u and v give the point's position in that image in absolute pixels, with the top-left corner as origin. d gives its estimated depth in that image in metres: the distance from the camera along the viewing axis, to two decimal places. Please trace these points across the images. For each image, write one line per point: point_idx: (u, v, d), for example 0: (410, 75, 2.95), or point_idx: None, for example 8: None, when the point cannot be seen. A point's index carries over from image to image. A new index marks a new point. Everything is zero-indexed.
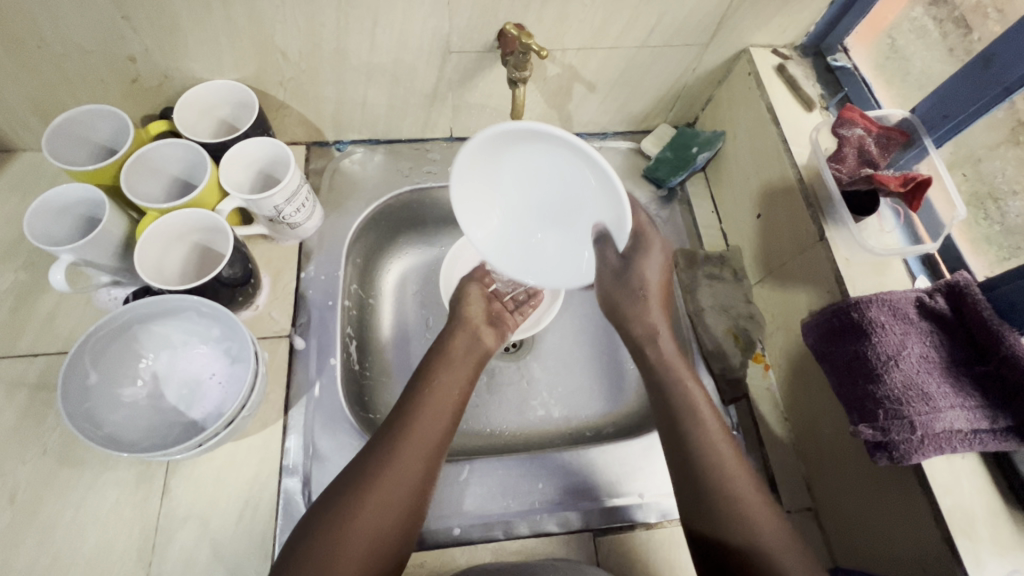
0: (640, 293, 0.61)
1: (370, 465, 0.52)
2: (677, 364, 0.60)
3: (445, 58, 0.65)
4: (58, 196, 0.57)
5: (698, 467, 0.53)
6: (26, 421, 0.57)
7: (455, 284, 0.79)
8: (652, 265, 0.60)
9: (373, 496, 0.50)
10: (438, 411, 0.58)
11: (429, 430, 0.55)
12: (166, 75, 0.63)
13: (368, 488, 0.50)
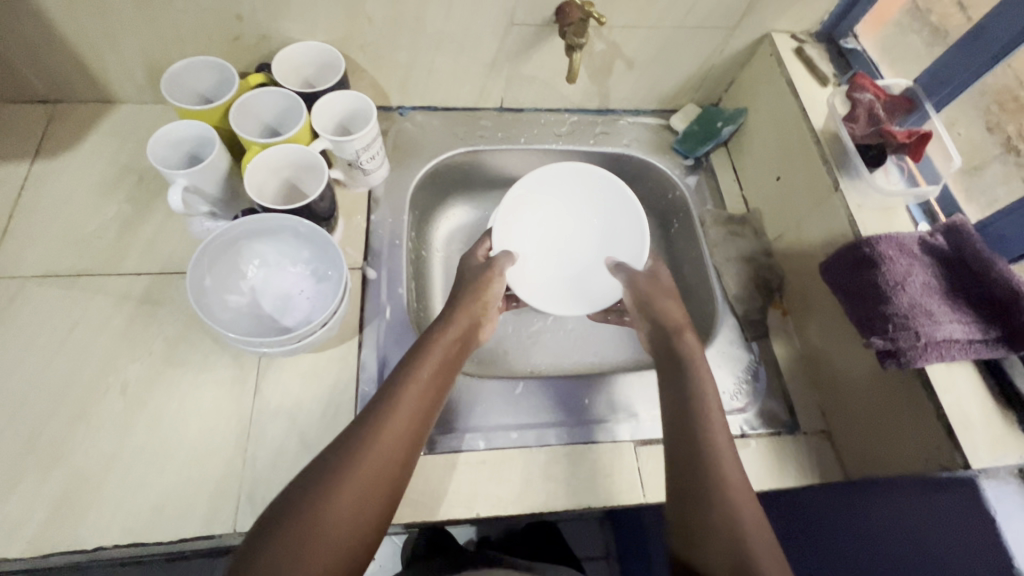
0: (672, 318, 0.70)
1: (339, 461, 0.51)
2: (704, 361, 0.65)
3: (507, 30, 0.75)
4: (175, 130, 0.66)
5: (703, 465, 0.55)
6: (134, 326, 0.65)
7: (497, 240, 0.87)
8: (675, 309, 0.71)
9: (344, 499, 0.48)
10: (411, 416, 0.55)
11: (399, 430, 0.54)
12: (266, 35, 0.72)
13: (336, 489, 0.49)
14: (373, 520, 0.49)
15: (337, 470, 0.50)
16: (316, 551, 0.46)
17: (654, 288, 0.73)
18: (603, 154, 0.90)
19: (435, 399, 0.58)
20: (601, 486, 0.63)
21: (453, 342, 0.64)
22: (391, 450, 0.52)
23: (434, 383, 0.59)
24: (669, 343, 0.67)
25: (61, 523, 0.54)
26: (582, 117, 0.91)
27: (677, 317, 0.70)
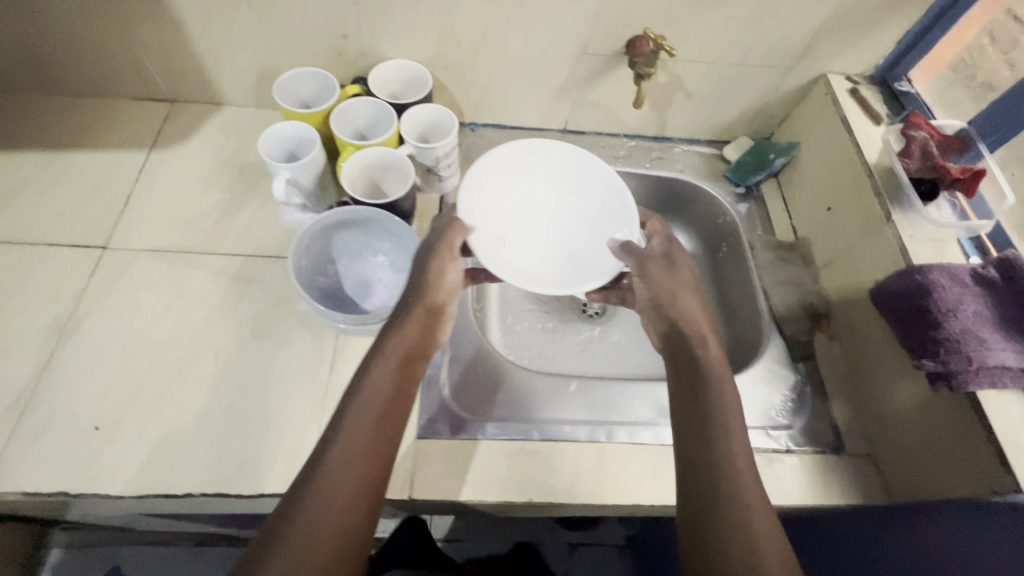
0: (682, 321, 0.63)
1: (281, 526, 0.46)
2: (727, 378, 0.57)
3: (580, 58, 0.82)
4: (282, 129, 0.74)
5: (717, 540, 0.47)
6: (228, 299, 0.72)
7: None
8: (693, 301, 0.64)
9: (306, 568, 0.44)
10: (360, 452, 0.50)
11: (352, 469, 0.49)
12: (364, 52, 0.80)
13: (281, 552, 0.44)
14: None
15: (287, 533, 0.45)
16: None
17: (671, 282, 0.65)
18: (657, 178, 0.95)
19: (394, 425, 0.53)
20: (648, 485, 0.65)
21: (399, 352, 0.58)
22: (343, 502, 0.48)
23: (385, 411, 0.53)
24: (689, 350, 0.60)
25: (156, 468, 0.60)
26: (639, 142, 0.97)
27: (694, 324, 0.62)
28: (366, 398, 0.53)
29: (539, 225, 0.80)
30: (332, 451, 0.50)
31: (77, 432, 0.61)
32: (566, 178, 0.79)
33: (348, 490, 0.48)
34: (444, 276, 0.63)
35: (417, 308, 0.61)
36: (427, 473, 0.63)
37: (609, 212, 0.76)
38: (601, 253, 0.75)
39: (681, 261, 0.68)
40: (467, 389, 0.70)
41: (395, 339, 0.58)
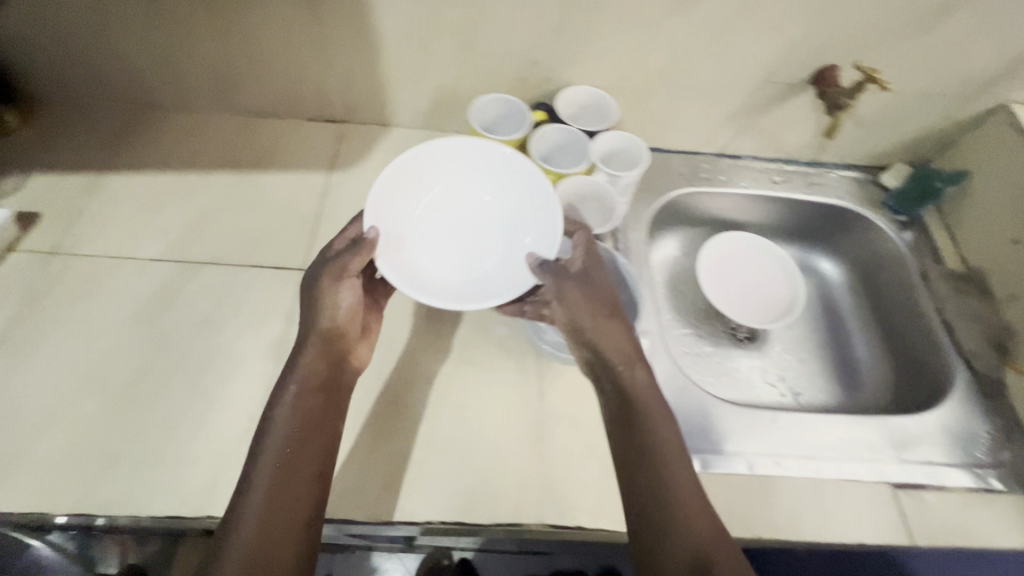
0: (624, 355, 0.61)
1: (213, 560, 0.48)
2: (652, 402, 0.59)
3: (761, 86, 0.82)
4: (481, 156, 0.76)
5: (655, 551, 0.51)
6: (430, 324, 0.73)
7: (706, 281, 0.94)
8: (615, 330, 0.62)
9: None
10: (299, 471, 0.53)
11: (301, 491, 0.52)
12: (549, 78, 0.81)
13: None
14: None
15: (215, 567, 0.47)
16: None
17: (588, 307, 0.63)
18: (815, 203, 0.95)
19: (299, 455, 0.54)
20: (868, 523, 0.65)
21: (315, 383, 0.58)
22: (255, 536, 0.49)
23: (297, 443, 0.54)
24: (613, 375, 0.60)
25: (393, 494, 0.61)
26: (795, 167, 0.96)
27: (614, 357, 0.61)
28: (275, 433, 0.54)
29: (450, 229, 0.74)
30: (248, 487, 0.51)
31: None
32: (456, 178, 0.74)
33: (279, 525, 0.50)
34: (338, 301, 0.62)
35: (311, 338, 0.61)
36: None
37: (520, 218, 0.72)
38: (498, 268, 0.71)
39: (597, 278, 0.65)
40: (674, 418, 0.70)
41: (300, 368, 0.59)
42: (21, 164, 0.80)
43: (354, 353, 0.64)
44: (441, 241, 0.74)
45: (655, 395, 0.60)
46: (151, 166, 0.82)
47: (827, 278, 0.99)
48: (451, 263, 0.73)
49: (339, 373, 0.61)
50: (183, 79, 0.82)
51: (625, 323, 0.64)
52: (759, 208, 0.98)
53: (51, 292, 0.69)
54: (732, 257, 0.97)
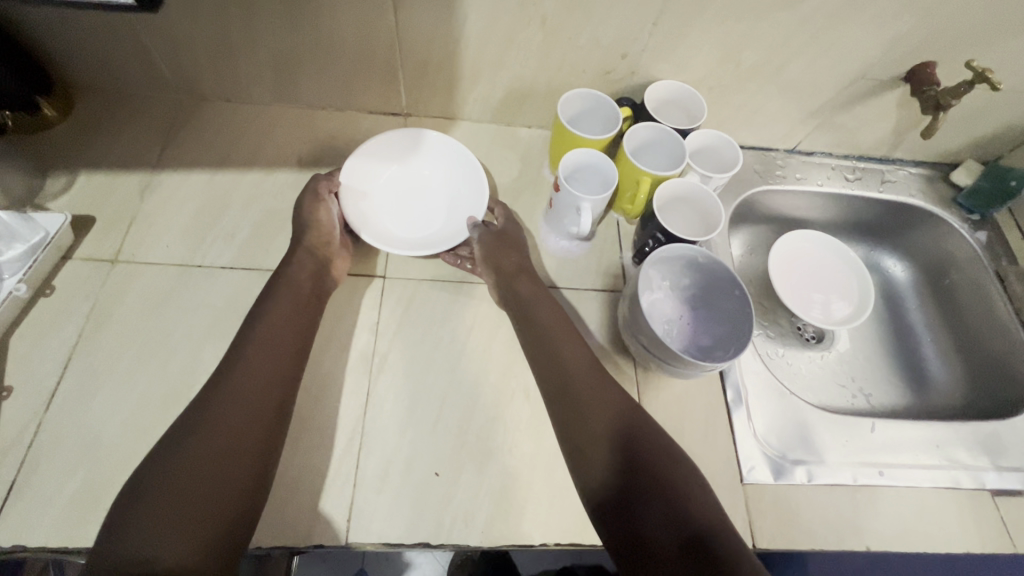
0: (516, 270, 0.68)
1: (187, 424, 0.49)
2: (555, 310, 0.65)
3: (852, 83, 0.79)
4: (572, 158, 0.72)
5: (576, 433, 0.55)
6: None
7: (780, 285, 0.92)
8: (511, 256, 0.69)
9: (181, 454, 0.47)
10: (272, 357, 0.55)
11: (263, 376, 0.54)
12: (635, 72, 0.77)
13: (196, 446, 0.48)
14: (245, 479, 0.48)
15: (190, 431, 0.49)
16: (202, 515, 0.45)
17: (494, 241, 0.69)
18: (887, 201, 0.94)
19: (278, 348, 0.56)
20: (971, 531, 0.65)
21: (305, 292, 0.62)
22: (226, 409, 0.50)
23: (288, 341, 0.57)
24: (512, 289, 0.67)
25: (506, 516, 0.59)
26: (868, 164, 0.94)
27: (510, 273, 0.68)
28: (264, 326, 0.57)
29: (432, 199, 0.76)
30: (233, 368, 0.54)
31: (418, 477, 0.59)
32: (441, 160, 0.77)
33: (251, 403, 0.52)
34: (317, 218, 0.67)
35: (299, 250, 0.64)
36: (764, 521, 0.62)
37: (461, 191, 0.76)
38: (444, 230, 0.73)
39: (510, 227, 0.72)
40: (776, 431, 0.68)
41: (290, 275, 0.62)
42: (68, 161, 0.74)
43: (334, 265, 0.67)
44: (404, 207, 0.75)
45: (548, 302, 0.66)
46: (207, 163, 0.76)
47: (893, 278, 0.98)
48: (399, 221, 0.73)
49: (320, 285, 0.64)
50: (240, 69, 0.76)
51: (522, 252, 0.70)
52: (829, 205, 0.96)
53: (119, 306, 0.65)
54: (804, 253, 0.96)
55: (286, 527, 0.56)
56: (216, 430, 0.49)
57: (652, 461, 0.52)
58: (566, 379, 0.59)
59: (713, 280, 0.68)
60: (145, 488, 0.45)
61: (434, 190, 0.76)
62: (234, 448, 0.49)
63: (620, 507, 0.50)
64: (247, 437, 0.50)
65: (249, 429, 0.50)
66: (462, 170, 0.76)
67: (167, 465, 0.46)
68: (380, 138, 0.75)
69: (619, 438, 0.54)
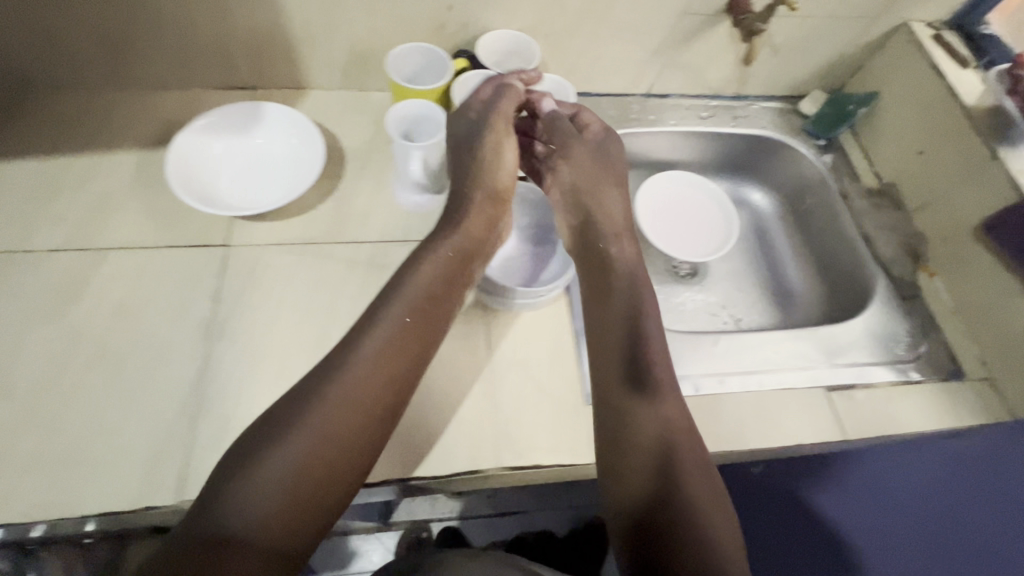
0: (614, 232, 0.73)
1: (288, 408, 0.52)
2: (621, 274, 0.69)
3: (680, 19, 0.82)
4: (403, 109, 0.72)
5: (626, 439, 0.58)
6: (369, 287, 0.71)
7: (646, 225, 0.95)
8: (609, 197, 0.76)
9: (281, 450, 0.49)
10: (393, 359, 0.57)
11: (381, 376, 0.55)
12: (468, 24, 0.78)
13: (295, 444, 0.50)
14: (344, 479, 0.51)
15: (304, 419, 0.51)
16: (288, 514, 0.48)
17: (596, 171, 0.76)
18: (741, 136, 0.98)
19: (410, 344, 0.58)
20: (805, 427, 0.69)
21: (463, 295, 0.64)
22: (337, 401, 0.53)
23: (415, 347, 0.58)
24: (602, 248, 0.72)
25: None
26: (720, 102, 0.98)
27: (617, 220, 0.75)
28: (388, 326, 0.58)
29: (274, 166, 0.75)
30: (353, 360, 0.55)
31: None
32: (272, 126, 0.76)
33: (366, 403, 0.54)
34: (500, 154, 0.73)
35: (456, 231, 0.67)
36: None
37: (302, 150, 0.75)
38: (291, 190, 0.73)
39: (611, 145, 0.78)
40: None
41: (431, 262, 0.64)
42: None
43: (506, 219, 0.73)
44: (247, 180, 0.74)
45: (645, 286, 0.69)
46: (42, 151, 0.74)
47: (758, 209, 1.03)
48: (245, 195, 0.73)
49: (473, 272, 0.67)
50: (67, 53, 0.74)
51: (624, 193, 0.78)
52: (690, 145, 1.00)
53: None
54: (667, 194, 0.99)
55: (117, 494, 0.55)
56: (332, 432, 0.51)
57: (695, 473, 0.55)
58: (653, 380, 0.61)
59: None
60: (234, 470, 0.48)
61: (274, 155, 0.76)
62: (340, 455, 0.51)
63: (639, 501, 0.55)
64: (355, 435, 0.53)
65: (360, 426, 0.53)
66: (298, 128, 0.76)
67: (277, 444, 0.50)
68: (204, 118, 0.74)
69: (667, 471, 0.55)
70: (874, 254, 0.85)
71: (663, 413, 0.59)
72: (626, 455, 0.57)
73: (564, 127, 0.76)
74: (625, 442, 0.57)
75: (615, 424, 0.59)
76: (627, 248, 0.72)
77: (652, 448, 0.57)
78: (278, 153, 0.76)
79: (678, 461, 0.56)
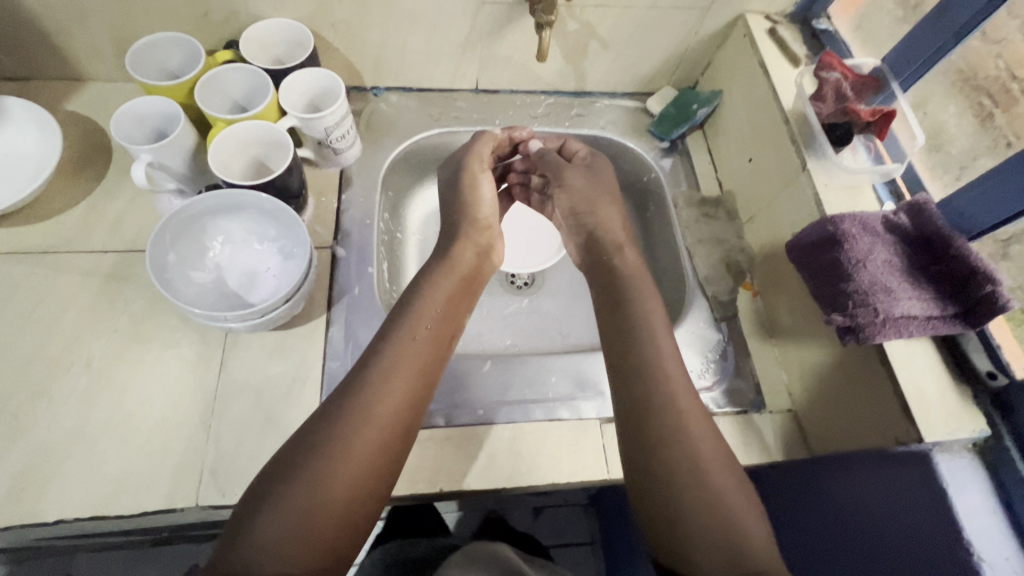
0: (616, 244, 0.72)
1: (343, 419, 0.52)
2: (650, 291, 0.67)
3: (479, 8, 0.74)
4: (139, 106, 0.65)
5: (665, 459, 0.54)
6: (100, 301, 0.65)
7: None
8: (612, 213, 0.76)
9: (295, 469, 0.49)
10: (409, 369, 0.57)
11: (402, 389, 0.56)
12: (234, 12, 0.71)
13: (322, 462, 0.50)
14: (375, 484, 0.52)
15: (340, 427, 0.52)
16: (317, 524, 0.48)
17: (590, 191, 0.76)
18: (579, 137, 0.90)
19: (439, 353, 0.61)
20: (564, 464, 0.63)
21: (440, 308, 0.64)
22: (395, 404, 0.55)
23: (421, 359, 0.59)
24: (608, 260, 0.71)
25: (21, 495, 0.55)
26: (558, 99, 0.91)
27: (618, 232, 0.74)
28: (395, 342, 0.59)
29: (13, 166, 0.70)
30: (365, 372, 0.56)
31: None
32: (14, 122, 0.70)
33: (388, 414, 0.54)
34: (479, 188, 0.76)
35: (466, 240, 0.73)
36: None
37: (45, 150, 0.70)
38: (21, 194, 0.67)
39: (602, 171, 0.79)
40: None
41: (441, 281, 0.67)
42: None
43: (494, 249, 0.76)
44: None
45: (626, 300, 0.66)
46: None
47: None
48: None
49: (474, 295, 0.71)
50: None
51: (621, 208, 0.77)
52: None
53: None
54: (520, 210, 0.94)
55: None
56: (345, 444, 0.51)
57: (724, 473, 0.53)
58: (668, 403, 0.57)
59: (287, 226, 0.63)
60: (272, 487, 0.49)
61: (15, 154, 0.70)
62: (373, 465, 0.52)
63: (702, 510, 0.51)
64: (398, 437, 0.54)
65: (391, 433, 0.54)
66: (41, 125, 0.70)
67: (305, 461, 0.50)
68: None
69: (725, 521, 0.51)
70: (694, 270, 0.78)
71: (696, 429, 0.55)
72: (663, 470, 0.53)
73: (553, 160, 0.79)
74: (670, 456, 0.54)
75: (644, 440, 0.55)
76: (630, 257, 0.71)
77: (687, 459, 0.53)
78: (21, 151, 0.70)
79: (704, 467, 0.53)
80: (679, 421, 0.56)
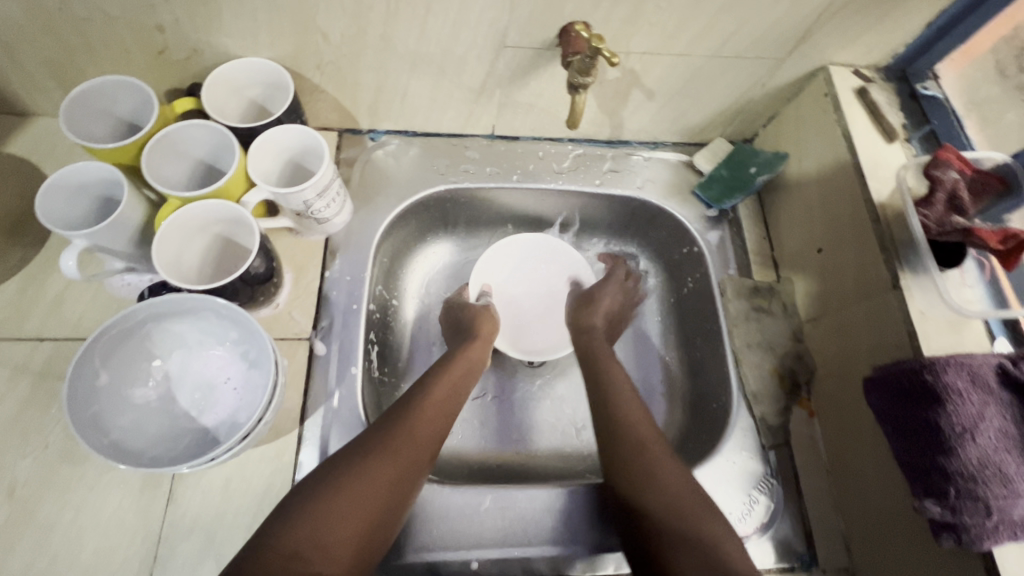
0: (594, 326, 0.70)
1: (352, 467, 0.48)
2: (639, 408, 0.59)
3: (499, 53, 0.59)
4: (74, 173, 0.53)
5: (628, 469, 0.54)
6: (29, 410, 0.54)
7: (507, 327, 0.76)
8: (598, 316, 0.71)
9: (339, 470, 0.48)
10: (446, 402, 0.58)
11: (438, 414, 0.56)
12: (197, 50, 0.57)
13: (368, 467, 0.48)
14: (398, 498, 0.49)
15: (348, 475, 0.48)
16: (342, 526, 0.45)
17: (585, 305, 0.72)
18: (610, 197, 0.76)
19: (449, 415, 0.58)
20: None
21: (457, 371, 0.61)
22: (411, 458, 0.51)
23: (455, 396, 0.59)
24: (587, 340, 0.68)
25: None
26: (588, 150, 0.76)
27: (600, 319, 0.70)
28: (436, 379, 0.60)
29: None
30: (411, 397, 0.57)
31: None
32: None
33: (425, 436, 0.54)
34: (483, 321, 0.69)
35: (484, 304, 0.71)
36: None
37: None
38: None
39: (605, 290, 0.73)
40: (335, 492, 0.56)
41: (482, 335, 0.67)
42: None
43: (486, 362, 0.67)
44: None
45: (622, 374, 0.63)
46: None
47: None
48: None
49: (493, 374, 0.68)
50: None
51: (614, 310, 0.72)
52: (551, 206, 0.78)
53: None
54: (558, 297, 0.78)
55: None
56: (389, 452, 0.50)
57: (674, 479, 0.52)
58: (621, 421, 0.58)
59: (250, 330, 0.52)
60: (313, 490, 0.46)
61: None
62: (404, 478, 0.50)
63: (669, 521, 0.49)
64: (405, 493, 0.50)
65: (422, 457, 0.52)
66: None
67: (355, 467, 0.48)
68: None
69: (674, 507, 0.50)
70: (741, 379, 0.65)
71: (643, 430, 0.57)
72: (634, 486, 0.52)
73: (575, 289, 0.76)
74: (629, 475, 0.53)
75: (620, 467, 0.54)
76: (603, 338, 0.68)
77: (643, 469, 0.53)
78: None
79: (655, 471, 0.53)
80: (632, 445, 0.55)
